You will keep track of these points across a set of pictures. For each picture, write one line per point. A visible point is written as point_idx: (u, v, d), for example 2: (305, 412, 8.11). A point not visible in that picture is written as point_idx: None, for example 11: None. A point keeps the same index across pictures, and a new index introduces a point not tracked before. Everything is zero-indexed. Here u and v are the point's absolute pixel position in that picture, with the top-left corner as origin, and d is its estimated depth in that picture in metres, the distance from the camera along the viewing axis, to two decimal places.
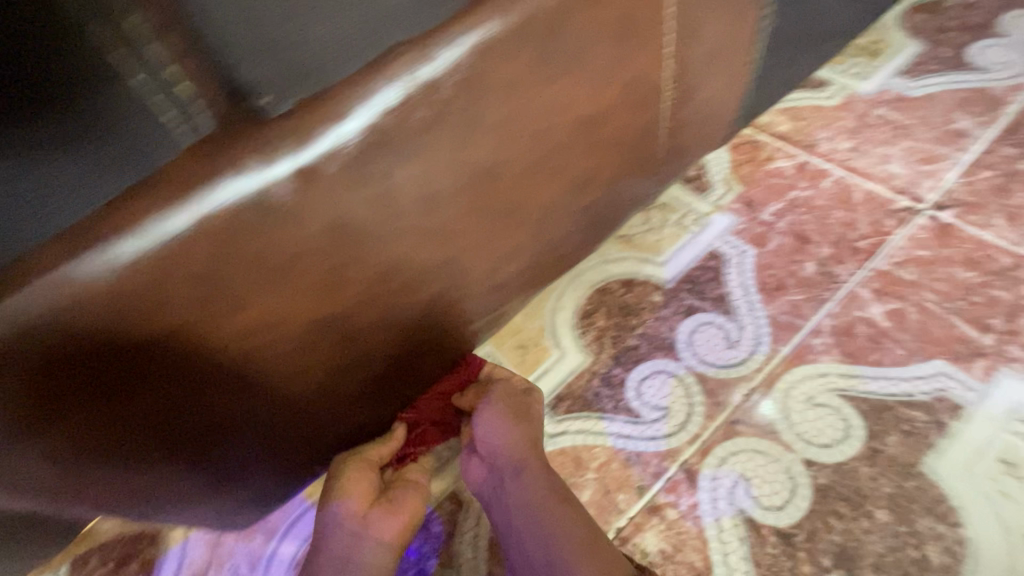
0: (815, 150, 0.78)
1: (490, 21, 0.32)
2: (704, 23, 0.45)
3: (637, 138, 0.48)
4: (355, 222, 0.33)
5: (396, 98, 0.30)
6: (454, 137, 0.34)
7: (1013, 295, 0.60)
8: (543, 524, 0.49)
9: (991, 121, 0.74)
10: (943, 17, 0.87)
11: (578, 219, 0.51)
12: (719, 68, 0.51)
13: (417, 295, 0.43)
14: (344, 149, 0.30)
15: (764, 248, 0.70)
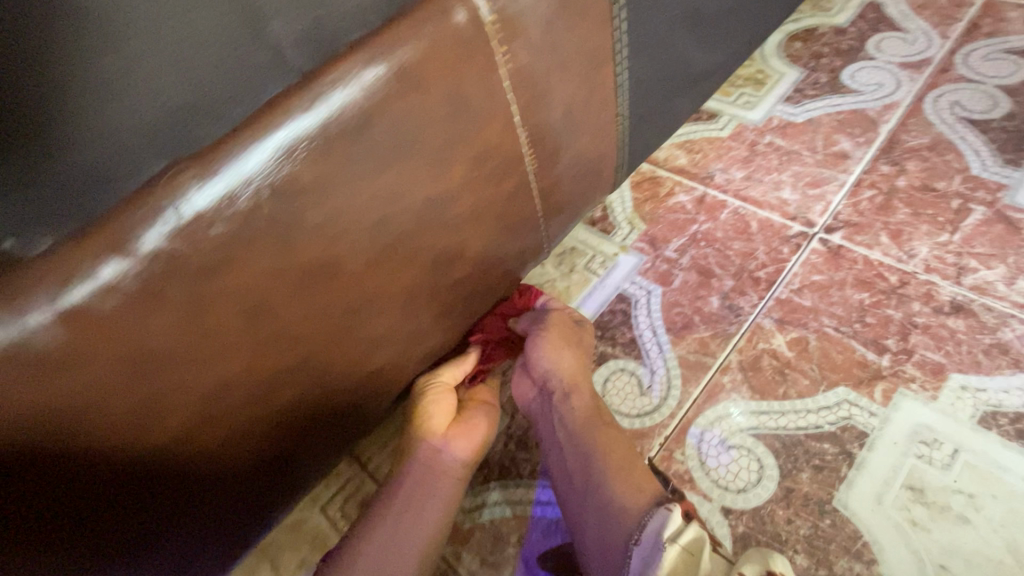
0: (712, 182, 0.79)
1: (283, 130, 0.30)
2: (553, 88, 0.44)
3: (503, 205, 0.47)
4: (161, 350, 0.31)
5: (177, 222, 0.29)
6: (269, 249, 0.32)
7: (904, 312, 0.61)
8: (587, 440, 0.54)
9: (869, 141, 0.77)
10: (818, 45, 0.91)
11: (458, 291, 0.49)
12: (583, 125, 0.50)
13: (275, 404, 0.39)
14: (121, 283, 0.28)
15: (670, 286, 0.70)
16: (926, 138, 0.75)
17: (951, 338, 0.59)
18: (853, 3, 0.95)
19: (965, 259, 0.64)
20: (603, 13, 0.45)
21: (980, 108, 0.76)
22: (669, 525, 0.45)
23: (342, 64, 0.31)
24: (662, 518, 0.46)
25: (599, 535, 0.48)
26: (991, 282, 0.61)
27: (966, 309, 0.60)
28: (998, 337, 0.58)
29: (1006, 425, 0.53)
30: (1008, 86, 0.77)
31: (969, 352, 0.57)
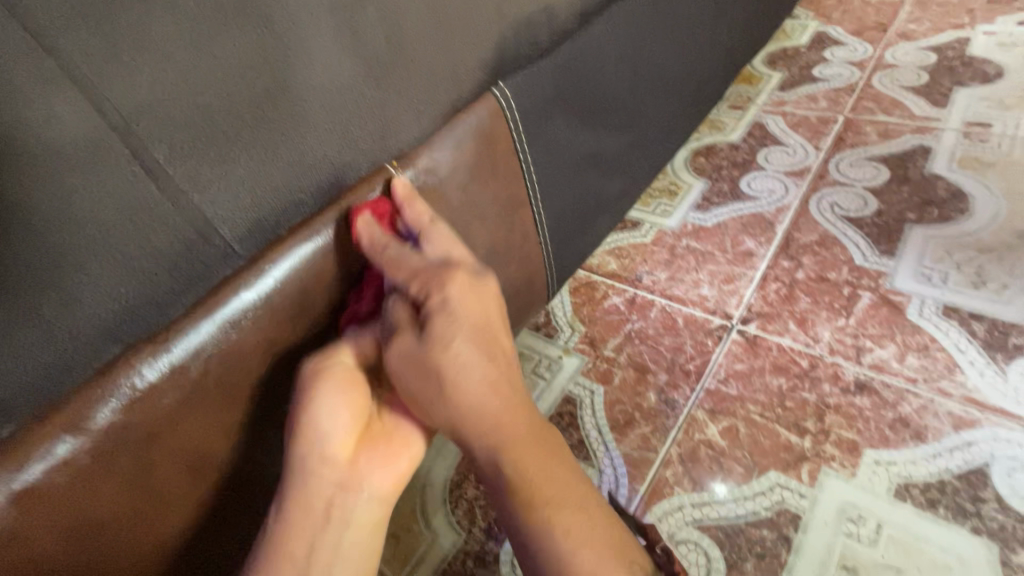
0: (640, 283, 0.88)
1: (228, 304, 0.36)
2: (473, 233, 0.52)
3: None
4: (113, 509, 0.34)
5: (134, 393, 0.34)
6: (214, 405, 0.37)
7: (817, 394, 0.68)
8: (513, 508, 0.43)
9: (769, 239, 0.88)
10: (718, 159, 1.06)
11: None
12: (507, 259, 0.58)
13: (218, 547, 0.42)
14: (78, 452, 0.32)
15: (610, 384, 0.75)
16: (815, 234, 0.87)
17: (860, 416, 0.65)
18: (742, 123, 1.12)
19: (862, 340, 0.72)
20: (513, 169, 0.54)
21: (854, 207, 0.89)
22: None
23: (283, 246, 0.38)
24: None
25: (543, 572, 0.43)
26: (886, 360, 0.69)
27: (869, 387, 0.67)
28: (899, 411, 0.64)
29: (919, 495, 0.58)
30: (874, 188, 0.91)
31: (876, 427, 0.63)
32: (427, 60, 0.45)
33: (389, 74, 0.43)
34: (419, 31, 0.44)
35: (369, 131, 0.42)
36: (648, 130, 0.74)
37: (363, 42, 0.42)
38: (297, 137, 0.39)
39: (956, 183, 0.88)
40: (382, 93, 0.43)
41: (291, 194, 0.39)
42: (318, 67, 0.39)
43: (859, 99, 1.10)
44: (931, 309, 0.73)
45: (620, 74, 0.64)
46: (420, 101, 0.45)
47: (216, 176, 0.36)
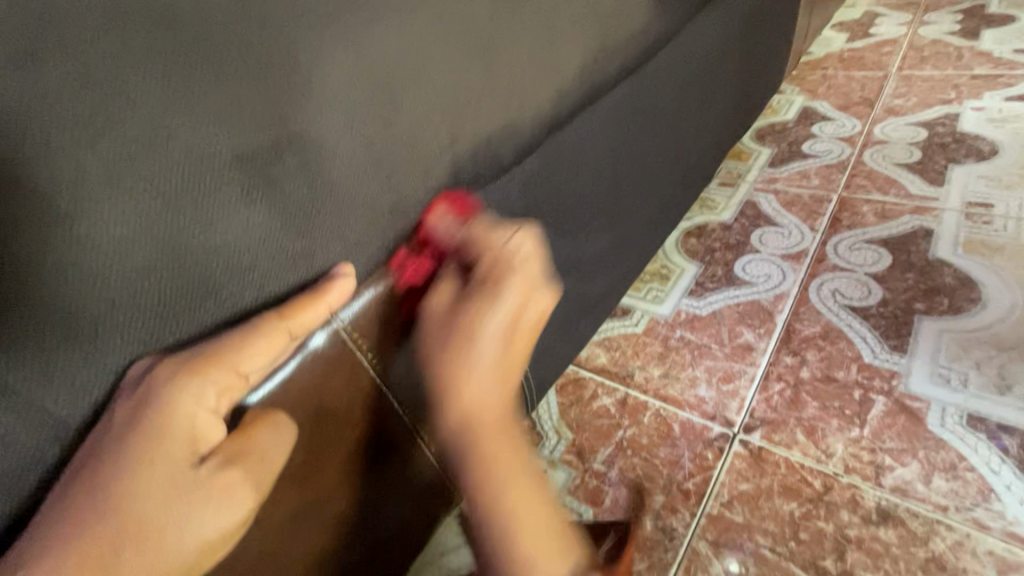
0: (632, 381, 0.81)
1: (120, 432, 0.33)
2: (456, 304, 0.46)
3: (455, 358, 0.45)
4: None
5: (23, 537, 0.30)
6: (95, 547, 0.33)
7: (834, 524, 0.59)
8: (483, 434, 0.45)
9: (768, 332, 0.82)
10: (710, 240, 1.01)
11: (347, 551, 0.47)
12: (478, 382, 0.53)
13: None
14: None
15: (600, 506, 0.67)
16: (818, 326, 0.81)
17: (886, 554, 0.57)
18: (734, 202, 1.09)
19: (880, 456, 0.64)
20: None
21: (857, 295, 0.83)
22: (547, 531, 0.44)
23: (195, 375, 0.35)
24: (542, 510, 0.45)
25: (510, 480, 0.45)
26: (909, 482, 0.61)
27: (893, 516, 0.59)
28: (931, 550, 0.56)
29: None
30: (876, 273, 0.86)
31: (907, 570, 0.55)
32: (359, 204, 0.41)
33: (311, 226, 0.38)
34: (351, 174, 0.40)
35: (290, 289, 0.38)
36: (631, 226, 0.70)
37: (279, 192, 0.37)
38: (194, 309, 0.35)
39: (964, 270, 0.83)
40: (302, 247, 0.38)
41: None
42: (223, 229, 0.35)
43: (852, 177, 1.07)
44: (954, 418, 0.66)
45: (596, 175, 0.61)
46: (351, 249, 0.41)
47: (83, 364, 0.31)
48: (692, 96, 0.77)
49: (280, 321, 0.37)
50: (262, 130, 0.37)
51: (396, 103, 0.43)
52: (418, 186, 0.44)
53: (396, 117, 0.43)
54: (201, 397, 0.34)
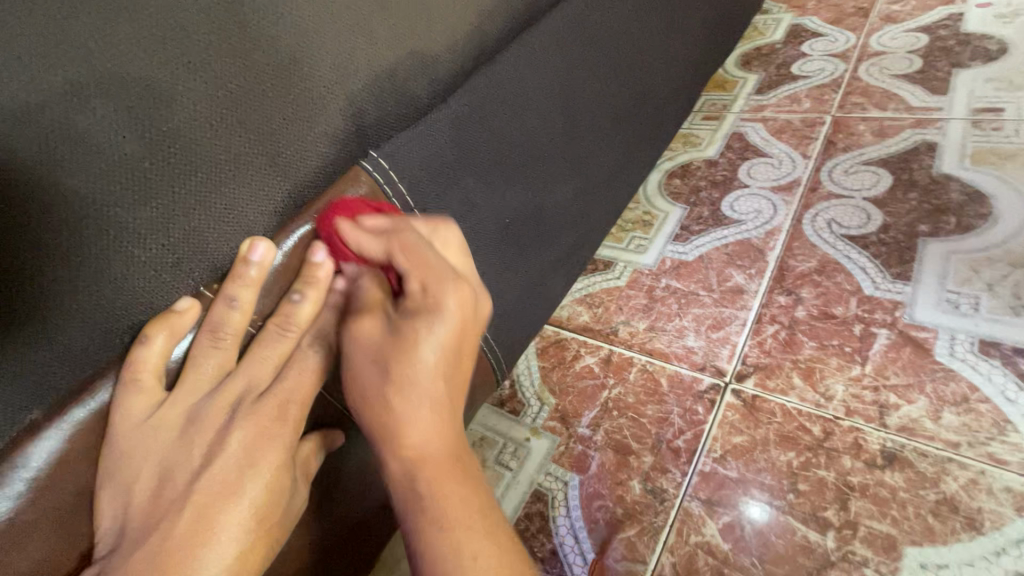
0: (616, 338, 0.75)
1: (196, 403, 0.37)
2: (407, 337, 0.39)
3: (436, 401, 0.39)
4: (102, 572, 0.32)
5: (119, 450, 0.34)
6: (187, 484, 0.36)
7: (836, 472, 0.55)
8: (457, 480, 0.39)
9: (760, 272, 0.76)
10: (695, 179, 0.94)
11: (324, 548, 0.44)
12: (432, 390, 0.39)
13: None
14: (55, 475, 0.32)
15: (586, 473, 0.63)
16: (813, 260, 0.74)
17: (893, 499, 0.52)
18: (719, 135, 1.00)
19: (884, 394, 0.59)
20: None
21: (855, 223, 0.76)
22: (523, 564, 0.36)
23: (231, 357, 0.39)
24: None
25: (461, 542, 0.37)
26: (917, 419, 0.56)
27: (900, 458, 0.54)
28: (942, 491, 0.51)
29: None
30: (876, 197, 0.79)
31: (917, 515, 0.50)
32: (215, 159, 0.37)
33: (154, 187, 0.35)
34: (202, 128, 0.37)
35: (160, 256, 0.35)
36: (597, 169, 0.64)
37: (100, 151, 0.34)
38: (38, 283, 0.32)
39: (973, 183, 0.75)
40: (154, 214, 0.35)
41: (42, 365, 0.32)
42: (44, 200, 0.32)
43: (847, 95, 0.98)
44: (965, 346, 0.60)
45: (545, 113, 0.55)
46: (217, 214, 0.37)
47: None
48: (653, 17, 0.69)
49: (330, 352, 0.41)
50: (64, 75, 0.34)
51: (251, 44, 0.39)
52: (293, 139, 0.40)
53: (245, 61, 0.39)
54: (286, 404, 0.38)
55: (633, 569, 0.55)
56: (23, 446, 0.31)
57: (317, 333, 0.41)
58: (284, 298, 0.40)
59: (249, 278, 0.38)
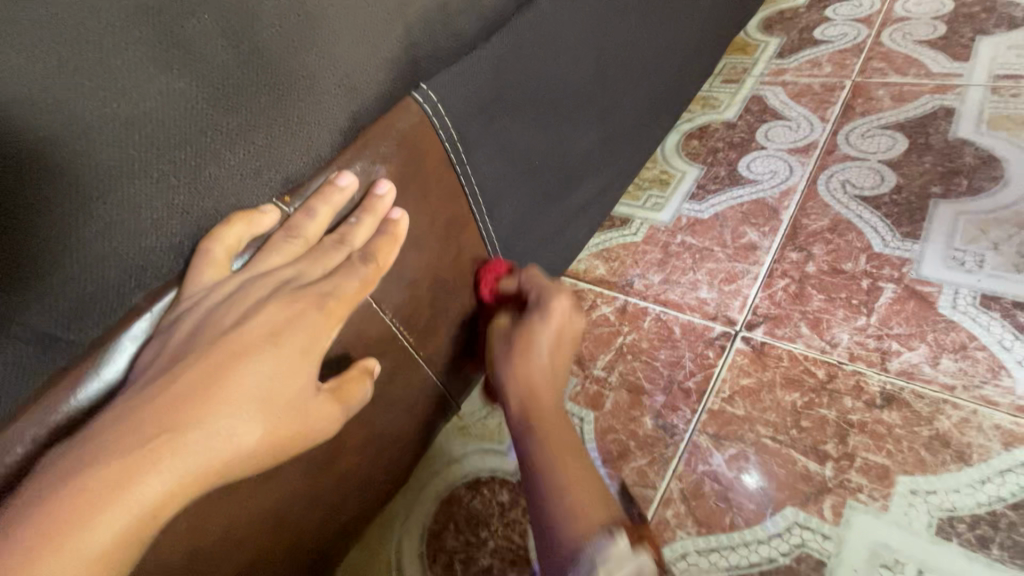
0: (631, 289, 0.78)
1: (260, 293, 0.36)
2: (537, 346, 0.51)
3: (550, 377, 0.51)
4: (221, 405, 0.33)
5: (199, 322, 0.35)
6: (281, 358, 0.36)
7: (838, 410, 0.59)
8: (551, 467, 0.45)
9: (773, 230, 0.78)
10: (713, 140, 0.95)
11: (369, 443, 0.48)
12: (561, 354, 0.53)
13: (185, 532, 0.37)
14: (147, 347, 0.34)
15: (601, 410, 0.67)
16: (825, 219, 0.77)
17: (889, 435, 0.56)
18: (738, 98, 1.01)
19: (886, 342, 0.62)
20: (450, 184, 0.47)
21: (869, 184, 0.79)
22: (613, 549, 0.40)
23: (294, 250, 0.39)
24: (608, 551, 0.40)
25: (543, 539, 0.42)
26: (917, 365, 0.59)
27: (898, 399, 0.58)
28: (936, 428, 0.55)
29: (966, 532, 0.49)
30: (891, 160, 0.81)
31: (910, 449, 0.54)
32: (302, 75, 0.38)
33: (247, 98, 0.36)
34: (293, 46, 0.38)
35: (248, 159, 0.36)
36: (622, 120, 0.66)
37: (200, 55, 0.35)
38: (142, 174, 0.33)
39: (987, 148, 0.77)
40: (239, 120, 0.36)
41: (136, 252, 0.33)
42: (144, 91, 0.33)
43: (868, 61, 0.98)
44: (967, 300, 0.63)
45: (576, 60, 0.57)
46: (299, 131, 0.38)
47: (24, 229, 0.30)
48: None
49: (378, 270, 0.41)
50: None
51: None
52: (369, 64, 0.41)
53: None
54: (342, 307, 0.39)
55: (645, 492, 0.59)
56: (130, 319, 0.33)
57: (370, 253, 0.41)
58: (344, 220, 0.41)
59: (334, 200, 0.39)
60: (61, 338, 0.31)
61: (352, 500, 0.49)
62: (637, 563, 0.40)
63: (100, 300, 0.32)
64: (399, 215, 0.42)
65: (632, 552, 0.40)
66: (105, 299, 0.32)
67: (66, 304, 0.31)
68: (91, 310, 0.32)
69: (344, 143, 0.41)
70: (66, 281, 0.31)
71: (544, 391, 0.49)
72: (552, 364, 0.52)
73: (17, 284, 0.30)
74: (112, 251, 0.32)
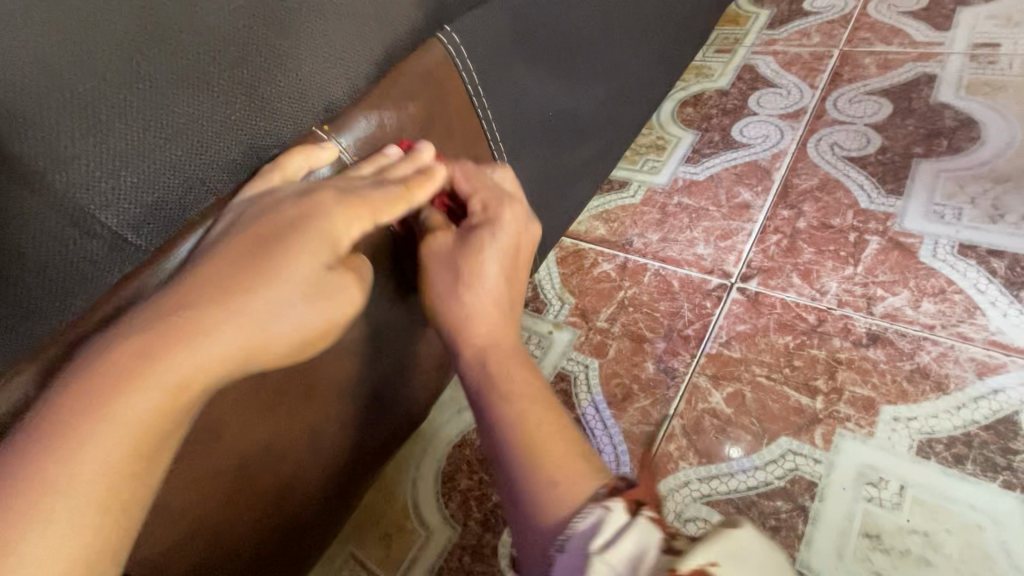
0: (631, 247, 0.81)
1: None
2: (486, 263, 0.47)
3: (479, 313, 0.47)
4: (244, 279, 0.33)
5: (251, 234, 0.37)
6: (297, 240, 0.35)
7: (827, 350, 0.63)
8: (522, 431, 0.42)
9: (766, 190, 0.82)
10: (707, 107, 0.98)
11: (387, 369, 0.52)
12: (511, 271, 0.49)
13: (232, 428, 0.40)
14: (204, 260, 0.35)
15: (605, 357, 0.70)
16: (815, 179, 0.80)
17: (874, 370, 0.60)
18: (731, 67, 1.04)
19: (872, 289, 0.66)
20: (471, 127, 0.50)
21: (856, 146, 0.82)
22: (610, 522, 0.35)
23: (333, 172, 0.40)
24: (599, 521, 0.35)
25: (518, 514, 0.40)
26: (900, 308, 0.64)
27: (883, 338, 0.62)
28: (917, 362, 0.59)
29: (943, 451, 0.54)
30: (876, 123, 0.84)
31: (893, 381, 0.59)
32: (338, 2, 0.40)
33: (295, 23, 0.38)
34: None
35: (298, 83, 0.39)
36: (626, 77, 0.68)
37: None
38: (205, 92, 0.35)
39: (965, 111, 0.81)
40: (290, 44, 0.38)
41: (197, 169, 0.35)
42: (201, 12, 0.35)
43: (855, 30, 1.02)
44: (946, 249, 0.67)
45: (587, 14, 0.59)
46: (336, 57, 0.40)
47: (95, 137, 0.32)
48: None
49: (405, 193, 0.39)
50: None
51: None
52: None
53: None
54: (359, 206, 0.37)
55: (650, 428, 0.63)
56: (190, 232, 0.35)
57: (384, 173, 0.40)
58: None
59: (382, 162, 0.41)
60: (127, 244, 0.34)
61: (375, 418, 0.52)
62: (643, 540, 0.34)
63: (165, 208, 0.35)
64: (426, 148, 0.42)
65: (636, 524, 0.34)
66: (169, 209, 0.35)
67: (135, 210, 0.33)
68: (158, 217, 0.34)
69: (376, 75, 0.43)
70: (133, 188, 0.33)
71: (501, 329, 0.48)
72: (510, 284, 0.49)
73: (91, 192, 0.32)
74: (175, 166, 0.34)
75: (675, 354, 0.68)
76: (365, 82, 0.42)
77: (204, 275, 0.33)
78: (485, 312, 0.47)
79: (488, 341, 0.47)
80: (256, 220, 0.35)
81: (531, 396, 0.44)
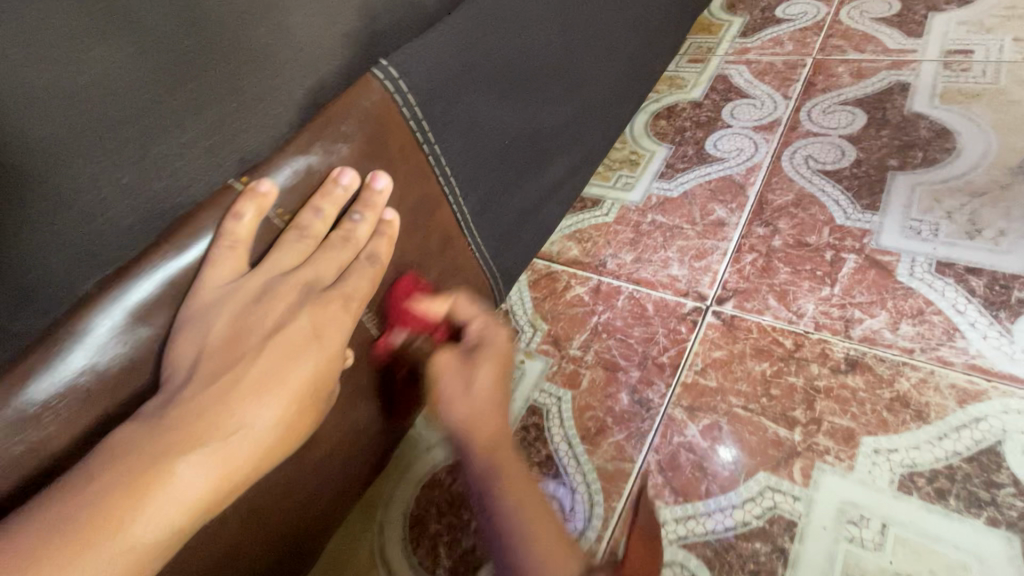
0: (604, 269, 0.79)
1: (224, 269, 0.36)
2: (478, 374, 0.49)
3: (461, 435, 0.47)
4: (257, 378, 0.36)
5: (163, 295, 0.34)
6: (303, 343, 0.38)
7: (805, 377, 0.60)
8: (512, 509, 0.43)
9: (740, 206, 0.80)
10: (681, 120, 0.96)
11: (345, 429, 0.47)
12: (496, 367, 0.50)
13: None
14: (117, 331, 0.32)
15: (578, 388, 0.67)
16: (790, 194, 0.78)
17: (854, 398, 0.58)
18: (704, 78, 1.02)
19: (849, 310, 0.64)
20: (418, 163, 0.47)
21: (831, 159, 0.81)
22: None
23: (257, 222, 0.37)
24: None
25: None
26: (878, 330, 0.62)
27: (861, 363, 0.60)
28: (896, 389, 0.57)
29: (926, 486, 0.51)
30: (850, 135, 0.83)
31: (873, 410, 0.57)
32: (251, 49, 0.38)
33: (200, 73, 0.36)
34: (234, 21, 0.38)
35: (206, 135, 0.36)
36: (591, 98, 0.66)
37: (148, 30, 0.35)
38: (93, 150, 0.33)
39: (940, 121, 0.80)
40: (195, 96, 0.36)
41: (89, 235, 0.32)
42: (94, 69, 0.33)
43: (828, 38, 1.00)
44: (924, 267, 0.65)
45: (543, 37, 0.56)
46: (254, 107, 0.38)
47: None
48: None
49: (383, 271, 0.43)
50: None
51: None
52: (321, 38, 0.42)
53: None
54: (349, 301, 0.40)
55: (625, 464, 0.60)
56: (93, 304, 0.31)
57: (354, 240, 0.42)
58: (344, 217, 0.42)
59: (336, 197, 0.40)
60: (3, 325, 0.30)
61: (332, 482, 0.48)
62: None
63: (50, 281, 0.31)
64: (383, 184, 0.43)
65: None
66: (57, 281, 0.31)
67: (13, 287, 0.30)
68: (43, 291, 0.31)
69: (303, 121, 0.40)
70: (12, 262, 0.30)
71: (479, 430, 0.48)
72: (500, 392, 0.50)
73: None
74: (61, 233, 0.32)
75: (650, 383, 0.65)
76: (288, 128, 0.39)
77: (227, 382, 0.35)
78: (485, 430, 0.47)
79: (479, 442, 0.47)
80: (268, 330, 0.37)
81: (518, 475, 0.45)
